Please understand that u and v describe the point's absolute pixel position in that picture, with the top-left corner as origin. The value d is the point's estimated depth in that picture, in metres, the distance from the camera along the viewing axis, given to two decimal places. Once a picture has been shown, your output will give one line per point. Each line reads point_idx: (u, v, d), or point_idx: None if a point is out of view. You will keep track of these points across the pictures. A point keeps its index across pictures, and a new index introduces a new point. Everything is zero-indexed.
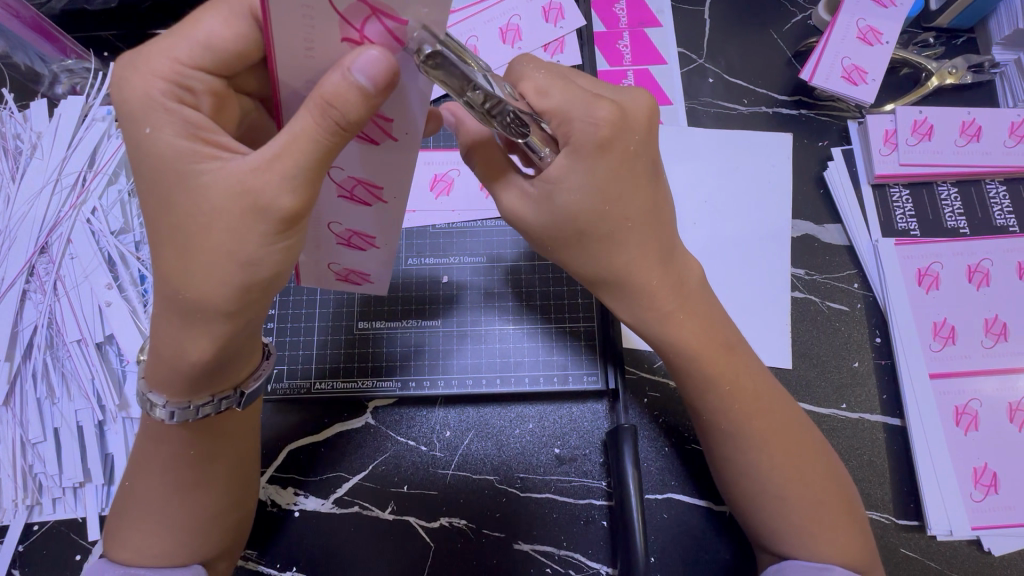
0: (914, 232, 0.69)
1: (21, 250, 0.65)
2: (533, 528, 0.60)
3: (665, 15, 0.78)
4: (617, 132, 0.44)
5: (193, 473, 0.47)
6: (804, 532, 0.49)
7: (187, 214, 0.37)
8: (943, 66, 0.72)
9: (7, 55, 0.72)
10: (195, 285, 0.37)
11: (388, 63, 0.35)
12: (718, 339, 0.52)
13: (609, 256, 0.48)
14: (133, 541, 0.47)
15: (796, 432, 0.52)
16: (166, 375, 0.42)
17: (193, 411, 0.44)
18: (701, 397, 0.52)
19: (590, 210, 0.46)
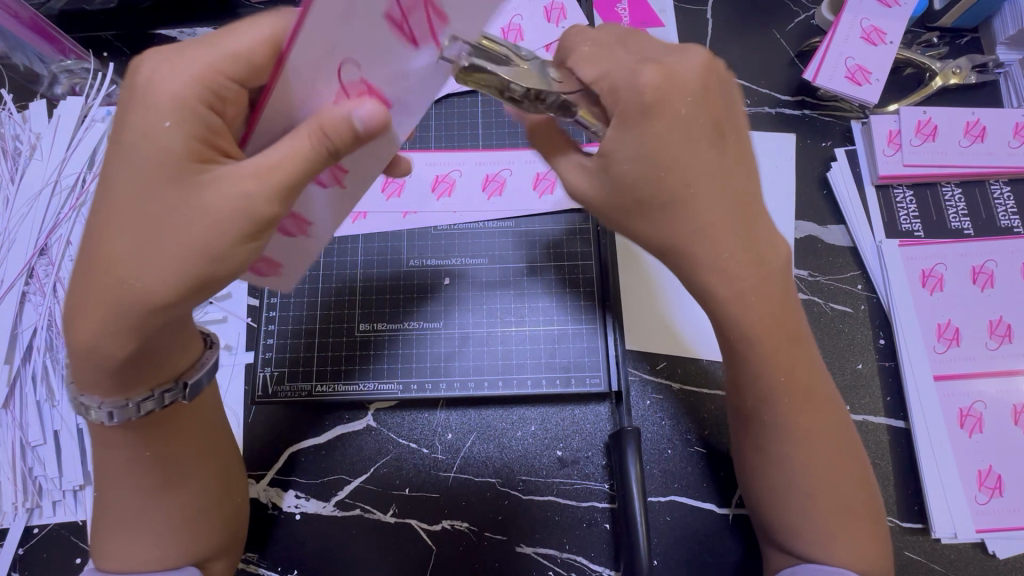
0: (917, 233, 0.68)
1: (20, 251, 0.65)
2: (535, 530, 0.60)
3: (667, 14, 0.78)
4: (668, 88, 0.42)
5: (158, 474, 0.47)
6: (827, 531, 0.49)
7: (185, 218, 0.36)
8: (947, 66, 0.72)
9: (7, 55, 0.72)
10: (139, 275, 0.36)
11: (383, 115, 0.38)
12: (787, 333, 0.48)
13: (679, 225, 0.44)
14: (120, 548, 0.47)
15: (835, 434, 0.50)
16: (89, 371, 0.40)
17: (132, 408, 0.43)
18: (754, 380, 0.49)
19: (649, 177, 0.43)
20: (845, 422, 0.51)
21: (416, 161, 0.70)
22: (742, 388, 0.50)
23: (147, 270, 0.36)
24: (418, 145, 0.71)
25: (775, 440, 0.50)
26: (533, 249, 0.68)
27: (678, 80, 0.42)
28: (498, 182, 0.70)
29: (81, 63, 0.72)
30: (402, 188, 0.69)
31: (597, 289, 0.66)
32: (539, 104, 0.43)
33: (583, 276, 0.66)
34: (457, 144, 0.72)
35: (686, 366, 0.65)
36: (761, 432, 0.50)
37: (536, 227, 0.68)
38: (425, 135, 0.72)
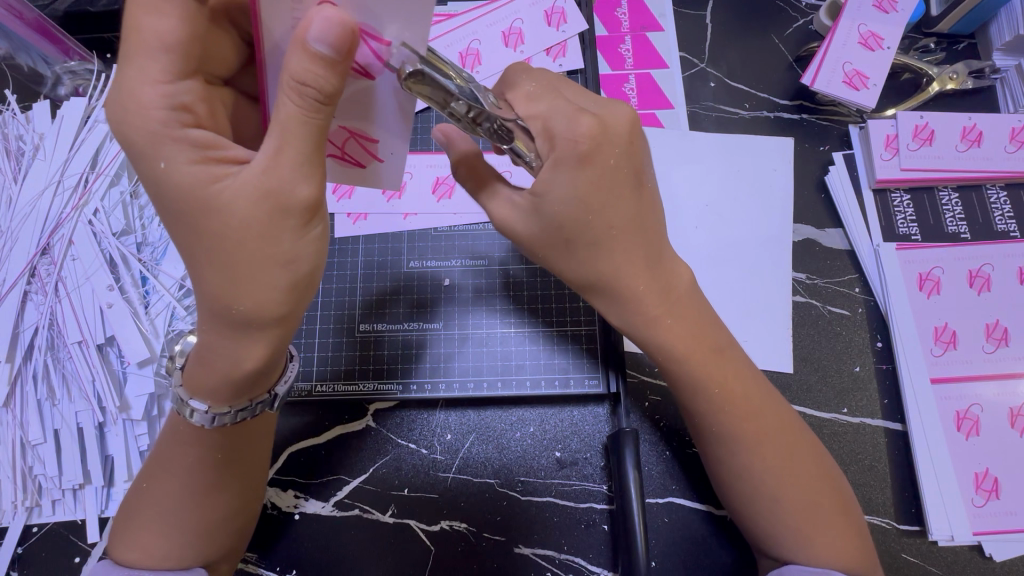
0: (914, 237, 0.69)
1: (23, 251, 0.65)
2: (533, 531, 0.60)
3: (666, 19, 0.78)
4: (598, 144, 0.46)
5: (216, 476, 0.47)
6: (798, 532, 0.49)
7: (262, 242, 0.38)
8: (944, 71, 0.72)
9: (11, 57, 0.72)
10: (244, 298, 0.38)
11: (343, 23, 0.35)
12: (707, 345, 0.52)
13: (595, 263, 0.49)
14: (142, 541, 0.47)
15: (789, 438, 0.51)
16: (208, 386, 0.42)
17: (214, 416, 0.44)
18: (691, 401, 0.52)
19: (575, 218, 0.47)
20: (794, 421, 0.53)
21: (417, 163, 0.70)
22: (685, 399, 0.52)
23: (251, 295, 0.38)
24: (420, 147, 0.72)
25: (727, 449, 0.51)
26: None
27: (607, 129, 0.47)
28: None
29: (84, 64, 0.73)
30: (402, 190, 0.70)
31: None
32: (477, 127, 0.45)
33: None
34: None
35: None
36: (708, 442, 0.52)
37: None
38: (426, 136, 0.72)
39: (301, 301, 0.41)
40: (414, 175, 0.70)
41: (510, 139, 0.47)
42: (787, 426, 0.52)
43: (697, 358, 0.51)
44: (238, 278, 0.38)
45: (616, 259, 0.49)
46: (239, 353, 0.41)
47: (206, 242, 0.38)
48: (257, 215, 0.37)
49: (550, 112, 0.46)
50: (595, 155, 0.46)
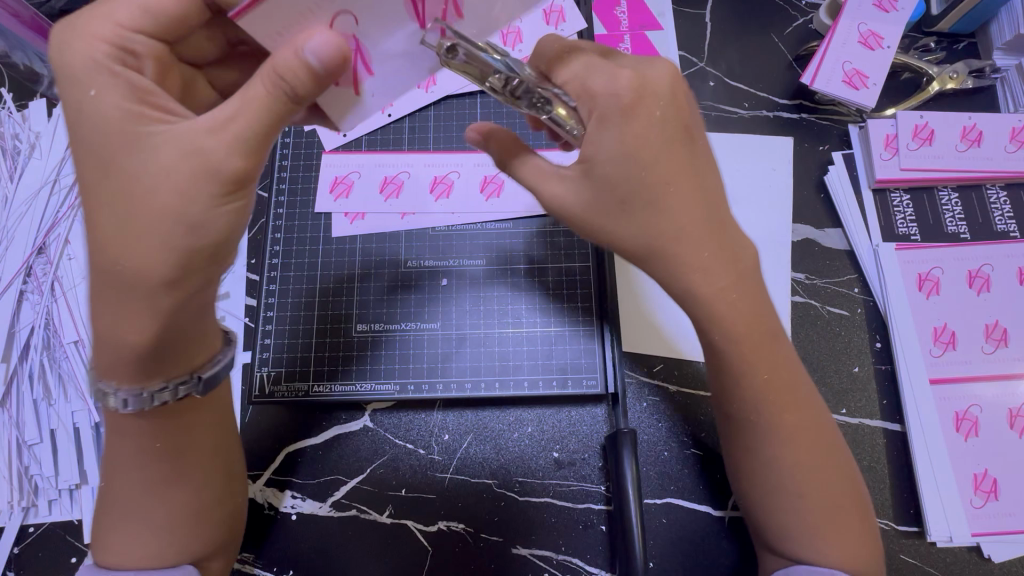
0: (914, 237, 0.68)
1: (19, 250, 0.65)
2: (531, 532, 0.60)
3: (665, 18, 0.78)
4: (640, 95, 0.45)
5: (169, 467, 0.47)
6: (813, 531, 0.49)
7: (165, 202, 0.37)
8: (944, 71, 0.72)
9: (7, 55, 0.72)
10: (130, 257, 0.38)
11: (337, 45, 0.36)
12: (760, 332, 0.48)
13: (653, 225, 0.45)
14: (120, 544, 0.47)
15: (820, 436, 0.50)
16: (114, 357, 0.42)
17: (149, 398, 0.43)
18: (734, 391, 0.49)
19: (630, 177, 0.44)
20: (826, 419, 0.52)
21: (416, 163, 0.70)
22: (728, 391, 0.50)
23: (131, 250, 0.38)
24: (418, 146, 0.71)
25: (759, 440, 0.50)
26: (531, 253, 0.68)
27: (652, 88, 0.45)
28: (496, 184, 0.70)
29: None
30: (400, 189, 0.69)
31: (594, 289, 0.66)
32: (515, 101, 0.46)
33: (580, 277, 0.67)
34: (456, 145, 0.71)
35: (682, 368, 0.65)
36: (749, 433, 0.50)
37: (536, 227, 0.68)
38: (424, 136, 0.72)
39: (199, 272, 0.40)
40: (412, 174, 0.70)
41: (550, 109, 0.46)
42: (820, 423, 0.50)
43: (756, 345, 0.48)
44: (135, 239, 0.38)
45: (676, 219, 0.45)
46: (124, 319, 0.40)
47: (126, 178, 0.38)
48: (179, 170, 0.38)
49: (602, 78, 0.45)
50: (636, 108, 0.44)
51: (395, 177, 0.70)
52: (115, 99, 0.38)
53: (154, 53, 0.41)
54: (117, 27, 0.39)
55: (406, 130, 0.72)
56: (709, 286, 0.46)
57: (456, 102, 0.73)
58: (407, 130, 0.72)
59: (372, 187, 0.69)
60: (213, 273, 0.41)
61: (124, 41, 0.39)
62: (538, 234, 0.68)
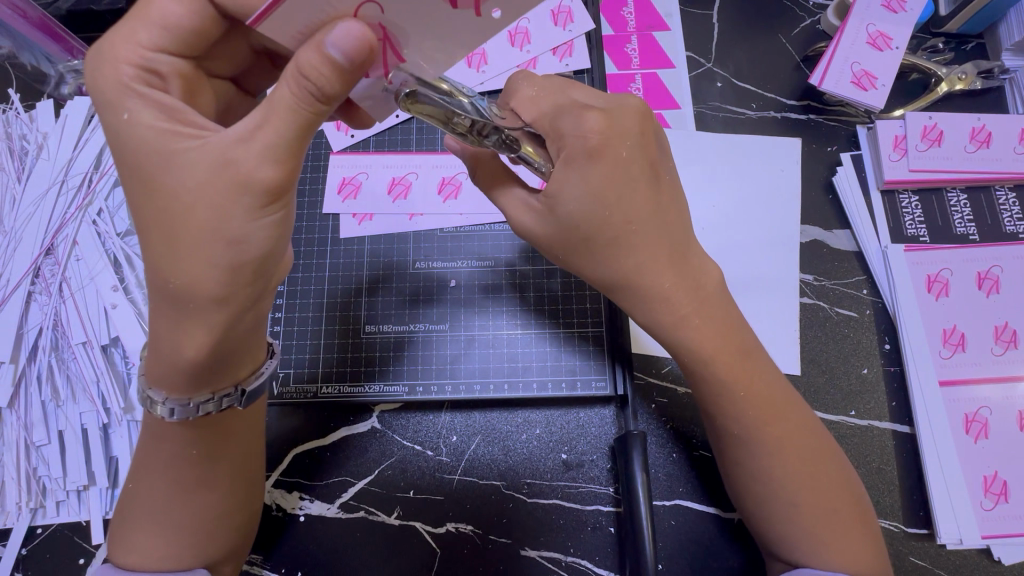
0: (923, 238, 0.68)
1: (27, 251, 0.64)
2: (539, 534, 0.60)
3: (673, 18, 0.78)
4: (607, 138, 0.47)
5: (198, 472, 0.47)
6: (814, 536, 0.49)
7: (206, 216, 0.37)
8: (952, 71, 0.72)
9: (15, 55, 0.72)
10: (180, 275, 0.38)
11: (363, 38, 0.35)
12: (734, 349, 0.51)
13: (617, 261, 0.49)
14: (138, 543, 0.47)
15: (809, 442, 0.51)
16: (164, 373, 0.42)
17: (193, 408, 0.44)
18: (715, 402, 0.51)
19: (595, 217, 0.47)
20: (816, 426, 0.52)
21: (423, 164, 0.70)
22: (710, 405, 0.52)
23: (188, 265, 0.38)
24: (425, 147, 0.71)
25: (748, 452, 0.50)
26: (539, 254, 0.68)
27: (621, 131, 0.48)
28: None
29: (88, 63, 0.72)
30: (408, 190, 0.69)
31: (602, 291, 0.66)
32: (482, 139, 0.48)
33: (589, 278, 0.66)
34: None
35: None
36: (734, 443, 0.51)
37: None
38: (432, 136, 0.72)
39: (246, 287, 0.40)
40: (419, 175, 0.70)
41: (518, 146, 0.49)
42: (808, 430, 0.51)
43: (722, 358, 0.51)
44: (185, 255, 0.38)
45: (638, 255, 0.49)
46: (180, 335, 0.40)
47: (163, 199, 0.38)
48: (211, 185, 0.37)
49: (586, 121, 0.47)
50: (605, 150, 0.47)
51: (403, 178, 0.69)
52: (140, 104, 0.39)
53: (178, 71, 0.42)
54: (139, 47, 0.39)
55: (414, 131, 0.72)
56: (669, 314, 0.50)
57: None
58: (414, 130, 0.72)
59: (380, 188, 0.69)
60: (259, 286, 0.41)
61: (149, 62, 0.40)
62: None
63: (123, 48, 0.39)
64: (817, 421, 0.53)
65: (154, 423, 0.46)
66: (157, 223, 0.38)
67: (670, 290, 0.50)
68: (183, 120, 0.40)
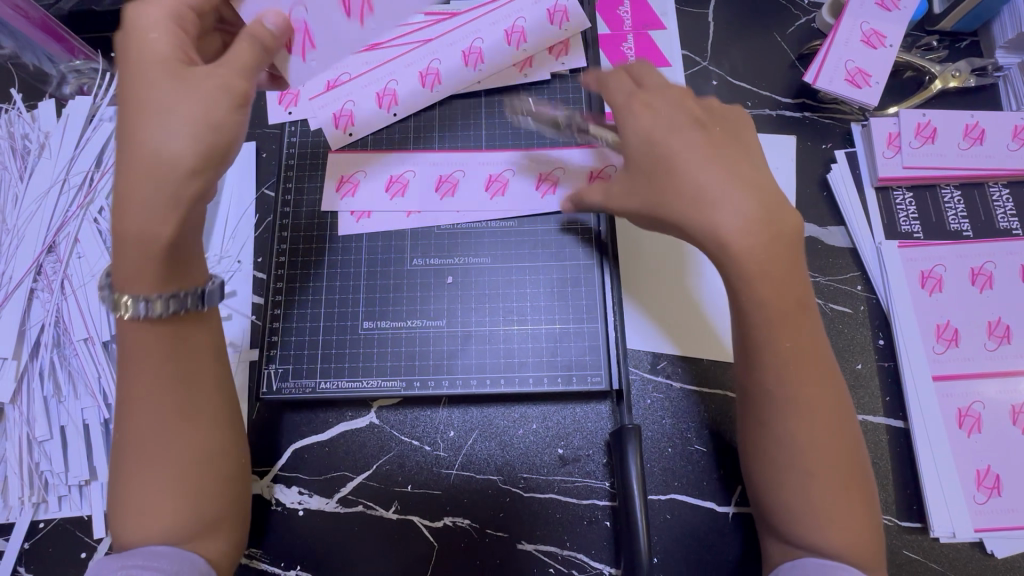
0: (917, 234, 0.69)
1: (28, 249, 0.65)
2: (536, 527, 0.61)
3: (669, 17, 0.78)
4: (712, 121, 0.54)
5: (179, 396, 0.47)
6: (820, 511, 0.47)
7: (182, 107, 0.44)
8: (947, 69, 0.72)
9: (16, 56, 0.73)
10: (156, 141, 0.43)
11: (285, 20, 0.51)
12: (789, 304, 0.48)
13: (706, 208, 0.49)
14: (133, 496, 0.46)
15: (838, 417, 0.48)
16: (134, 266, 0.45)
17: (161, 303, 0.46)
18: (760, 355, 0.49)
19: (657, 162, 0.52)
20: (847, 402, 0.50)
21: (421, 162, 0.70)
22: (750, 355, 0.49)
23: (159, 135, 0.43)
24: (423, 143, 0.72)
25: (779, 413, 0.48)
26: (535, 251, 0.68)
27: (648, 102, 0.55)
28: (501, 182, 0.70)
29: (89, 63, 0.73)
30: (406, 187, 0.70)
31: (598, 287, 0.67)
32: None
33: (585, 274, 0.67)
34: (461, 145, 0.72)
35: (687, 365, 0.65)
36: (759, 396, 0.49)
37: (541, 224, 0.69)
38: (430, 134, 0.72)
39: (205, 161, 0.44)
40: (417, 173, 0.70)
41: None
42: (839, 404, 0.49)
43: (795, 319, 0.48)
44: (160, 121, 0.44)
45: (728, 206, 0.49)
46: (150, 218, 0.43)
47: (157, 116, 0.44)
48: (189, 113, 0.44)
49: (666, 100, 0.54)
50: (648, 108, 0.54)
51: (400, 176, 0.70)
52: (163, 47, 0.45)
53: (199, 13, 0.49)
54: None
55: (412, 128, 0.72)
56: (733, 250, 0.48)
57: (462, 101, 0.73)
58: (413, 129, 0.72)
59: (378, 187, 0.70)
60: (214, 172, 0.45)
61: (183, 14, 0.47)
62: (542, 233, 0.69)
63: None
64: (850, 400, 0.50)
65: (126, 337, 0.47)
66: (140, 107, 0.44)
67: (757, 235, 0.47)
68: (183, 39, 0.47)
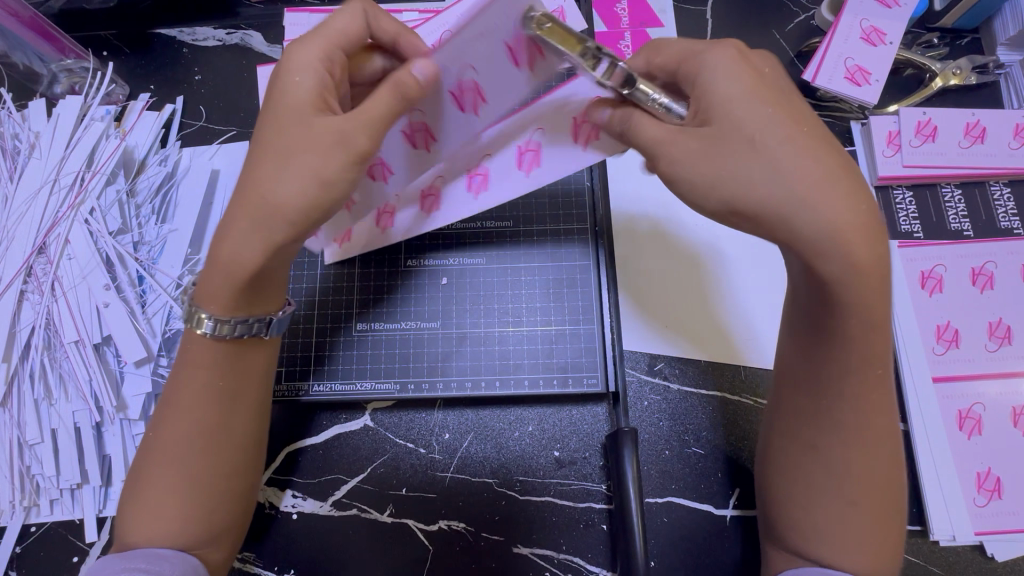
0: (917, 234, 0.68)
1: (19, 250, 0.65)
2: (532, 531, 0.60)
3: (667, 15, 0.77)
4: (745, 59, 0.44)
5: (220, 413, 0.49)
6: (857, 539, 0.45)
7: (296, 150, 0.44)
8: (948, 66, 0.71)
9: (6, 55, 0.72)
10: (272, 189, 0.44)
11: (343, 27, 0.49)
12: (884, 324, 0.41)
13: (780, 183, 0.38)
14: (151, 502, 0.47)
15: (890, 449, 0.46)
16: (216, 287, 0.46)
17: (231, 326, 0.48)
18: (833, 377, 0.44)
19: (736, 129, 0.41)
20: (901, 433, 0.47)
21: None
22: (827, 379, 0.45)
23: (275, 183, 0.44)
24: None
25: (835, 438, 0.46)
26: (531, 251, 0.67)
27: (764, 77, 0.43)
28: None
29: (80, 63, 0.73)
30: None
31: (595, 288, 0.66)
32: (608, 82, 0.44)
33: (581, 275, 0.66)
34: None
35: (684, 367, 0.65)
36: (820, 414, 0.46)
37: (537, 224, 0.68)
38: None
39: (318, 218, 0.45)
40: None
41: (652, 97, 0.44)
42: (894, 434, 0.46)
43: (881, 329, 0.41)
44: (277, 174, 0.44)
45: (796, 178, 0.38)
46: (242, 245, 0.44)
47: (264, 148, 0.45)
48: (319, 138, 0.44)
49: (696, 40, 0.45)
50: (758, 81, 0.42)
51: None
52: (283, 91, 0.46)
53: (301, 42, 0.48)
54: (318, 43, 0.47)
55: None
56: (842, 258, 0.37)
57: None
58: None
59: None
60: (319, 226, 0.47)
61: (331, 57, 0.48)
62: (537, 233, 0.68)
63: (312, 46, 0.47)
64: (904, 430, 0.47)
65: (188, 348, 0.49)
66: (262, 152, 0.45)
67: (852, 229, 0.37)
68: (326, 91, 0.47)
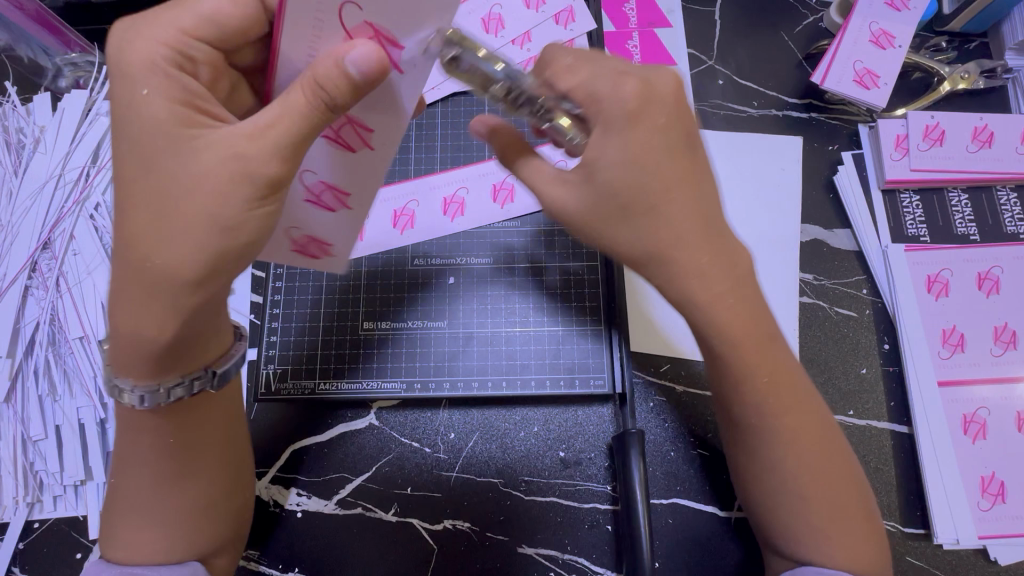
0: (923, 238, 0.68)
1: (24, 245, 0.64)
2: (536, 531, 0.60)
3: (675, 14, 0.77)
4: (645, 103, 0.42)
5: (174, 462, 0.47)
6: (817, 529, 0.49)
7: (199, 201, 0.37)
8: (956, 71, 0.72)
9: (12, 48, 0.72)
10: (161, 254, 0.37)
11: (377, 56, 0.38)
12: (761, 339, 0.47)
13: (655, 232, 0.43)
14: (129, 536, 0.47)
15: (821, 437, 0.49)
16: (129, 360, 0.41)
17: (163, 394, 0.43)
18: (738, 395, 0.48)
19: (631, 182, 0.42)
20: (827, 417, 0.51)
21: (420, 188, 0.69)
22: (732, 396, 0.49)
23: (166, 247, 0.37)
24: (424, 167, 0.70)
25: (764, 445, 0.49)
26: (537, 250, 0.67)
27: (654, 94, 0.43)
28: (507, 190, 0.69)
29: (85, 56, 0.72)
30: (413, 220, 0.68)
31: (602, 289, 0.66)
32: (516, 110, 0.43)
33: (588, 276, 0.66)
34: (465, 156, 0.71)
35: (691, 369, 0.65)
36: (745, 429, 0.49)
37: (542, 225, 0.68)
38: (431, 133, 0.72)
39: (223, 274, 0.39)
40: (419, 203, 0.69)
41: (551, 117, 0.44)
42: (821, 421, 0.50)
43: (752, 344, 0.47)
44: (174, 236, 0.37)
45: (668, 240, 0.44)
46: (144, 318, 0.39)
47: (143, 201, 0.37)
48: (216, 177, 0.37)
49: (591, 77, 0.43)
50: (645, 113, 0.42)
51: (404, 207, 0.68)
52: (158, 103, 0.38)
53: (211, 62, 0.42)
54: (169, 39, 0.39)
55: (412, 148, 0.71)
56: (699, 290, 0.46)
57: (463, 100, 0.73)
58: (439, 149, 0.71)
59: (383, 222, 0.68)
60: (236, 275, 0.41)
61: (184, 47, 0.40)
62: (543, 231, 0.68)
63: (161, 32, 0.39)
64: (829, 414, 0.51)
65: (127, 415, 0.45)
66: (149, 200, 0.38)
67: None
68: (198, 108, 0.39)
